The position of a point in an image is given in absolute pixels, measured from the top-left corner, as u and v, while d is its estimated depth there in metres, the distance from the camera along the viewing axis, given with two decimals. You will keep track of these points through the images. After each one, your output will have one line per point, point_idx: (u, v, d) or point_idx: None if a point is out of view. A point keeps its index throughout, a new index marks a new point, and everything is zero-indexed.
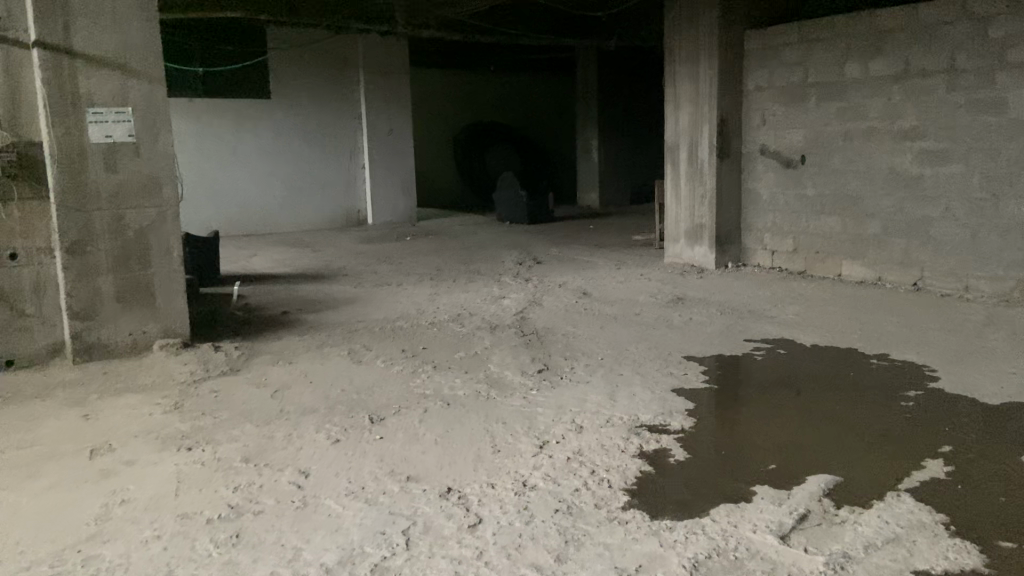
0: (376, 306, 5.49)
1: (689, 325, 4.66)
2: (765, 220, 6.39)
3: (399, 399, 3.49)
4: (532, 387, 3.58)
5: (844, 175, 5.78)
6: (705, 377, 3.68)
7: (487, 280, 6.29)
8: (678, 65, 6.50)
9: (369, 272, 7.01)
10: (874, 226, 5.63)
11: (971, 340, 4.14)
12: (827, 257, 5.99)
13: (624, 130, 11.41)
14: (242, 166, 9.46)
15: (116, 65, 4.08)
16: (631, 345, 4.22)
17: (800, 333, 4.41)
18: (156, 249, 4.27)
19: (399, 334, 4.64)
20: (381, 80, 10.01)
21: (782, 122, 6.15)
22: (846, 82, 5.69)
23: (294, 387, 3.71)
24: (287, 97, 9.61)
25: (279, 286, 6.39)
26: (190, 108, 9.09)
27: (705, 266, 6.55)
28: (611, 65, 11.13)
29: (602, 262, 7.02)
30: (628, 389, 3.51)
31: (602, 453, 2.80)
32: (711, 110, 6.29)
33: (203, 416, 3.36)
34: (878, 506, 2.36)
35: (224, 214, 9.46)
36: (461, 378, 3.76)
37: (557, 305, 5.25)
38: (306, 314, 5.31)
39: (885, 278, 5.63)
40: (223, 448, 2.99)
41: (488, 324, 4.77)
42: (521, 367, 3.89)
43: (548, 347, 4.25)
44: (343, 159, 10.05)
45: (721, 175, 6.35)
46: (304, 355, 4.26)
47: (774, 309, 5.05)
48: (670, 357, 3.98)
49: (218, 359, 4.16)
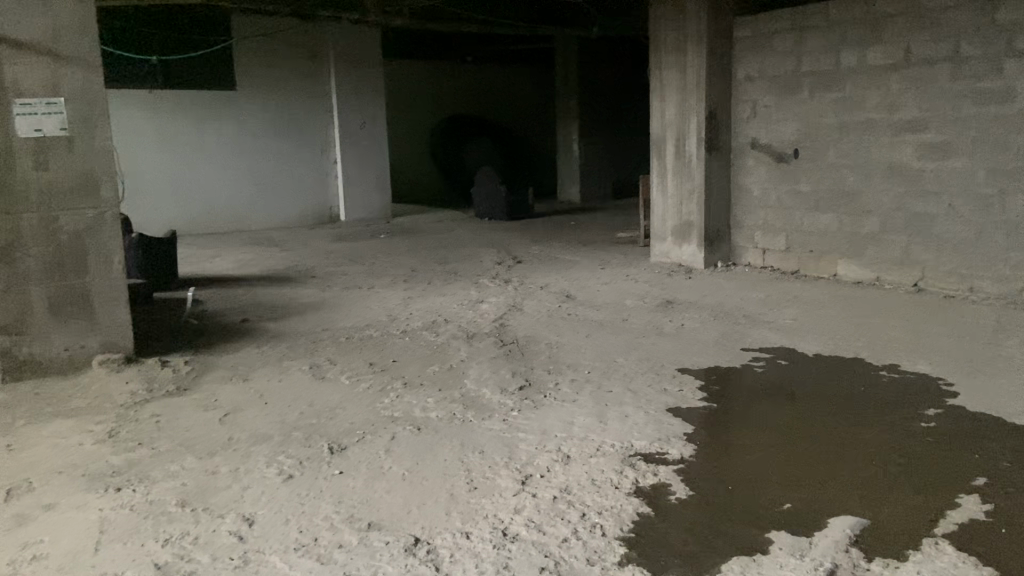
0: (344, 312, 5.11)
1: (681, 332, 4.32)
2: (756, 217, 6.08)
3: (363, 424, 3.12)
4: (512, 408, 3.22)
5: (840, 169, 5.47)
6: (703, 394, 3.34)
7: (464, 282, 5.92)
8: (663, 54, 6.16)
9: (339, 273, 6.61)
10: (872, 224, 5.33)
11: (985, 349, 3.84)
12: (822, 256, 5.69)
13: (606, 124, 11.08)
14: (208, 163, 9.01)
15: (44, 50, 3.65)
16: (620, 357, 3.87)
17: (801, 341, 4.09)
18: (94, 256, 3.86)
19: (367, 344, 4.26)
20: (353, 70, 9.56)
21: (774, 115, 5.83)
22: (842, 71, 5.38)
23: (246, 410, 3.32)
24: (254, 88, 9.15)
25: (242, 289, 5.98)
26: (152, 100, 8.63)
27: (693, 266, 6.23)
28: (593, 55, 10.76)
29: (586, 262, 6.67)
30: (619, 409, 3.16)
31: (593, 490, 2.46)
32: (699, 102, 5.96)
33: (138, 447, 2.98)
34: (914, 559, 2.03)
35: (189, 212, 8.99)
36: (435, 397, 3.39)
37: (539, 310, 4.90)
38: (268, 321, 4.92)
39: (884, 278, 5.33)
40: (158, 489, 2.61)
41: (464, 333, 4.41)
42: (500, 383, 3.52)
43: (529, 359, 3.89)
44: (314, 154, 9.62)
45: (710, 169, 6.03)
46: (261, 370, 3.87)
47: (770, 313, 4.73)
48: (663, 371, 3.64)
49: (164, 376, 3.76)
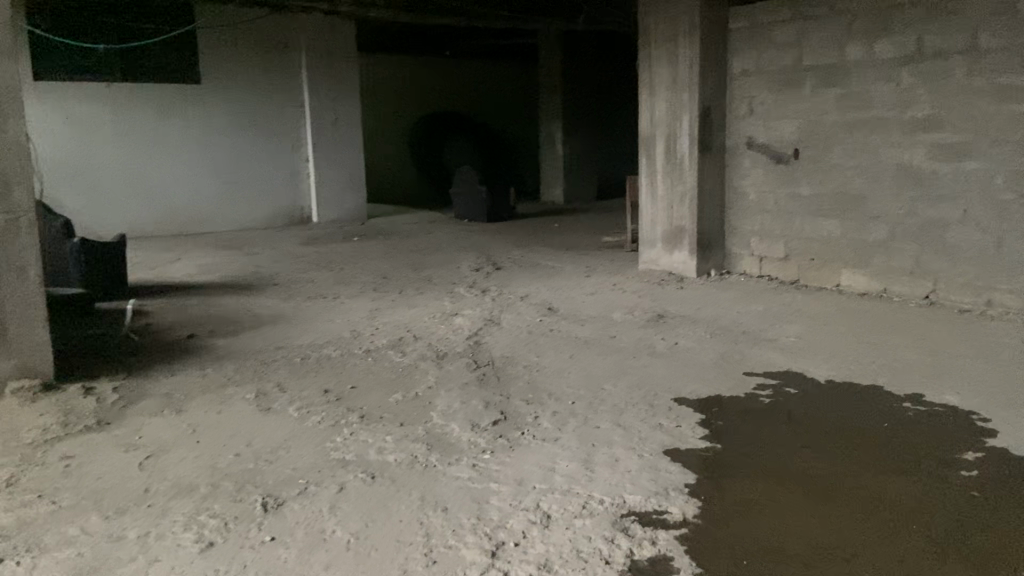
0: (304, 326, 4.62)
1: (675, 353, 3.88)
2: (752, 222, 5.66)
3: (307, 471, 2.65)
4: (483, 449, 2.77)
5: (845, 172, 5.06)
6: (704, 431, 2.90)
7: (438, 292, 5.46)
8: (653, 47, 5.73)
9: (304, 280, 6.12)
10: (880, 231, 4.92)
11: (1016, 375, 3.43)
12: (824, 265, 5.27)
13: (590, 123, 10.66)
14: (169, 160, 8.47)
15: None
16: (608, 384, 3.41)
17: (810, 365, 3.66)
18: (6, 267, 3.35)
19: (323, 367, 3.78)
20: (325, 63, 9.05)
21: (773, 112, 5.41)
22: (847, 66, 4.97)
23: (173, 451, 2.84)
24: (219, 82, 8.62)
25: (195, 299, 5.48)
26: (107, 93, 8.07)
27: (685, 275, 5.80)
28: (577, 50, 10.32)
29: (570, 269, 6.22)
30: (607, 452, 2.70)
31: (578, 567, 2.02)
32: (692, 98, 5.53)
33: (34, 501, 2.48)
34: None
35: (149, 212, 8.45)
36: (394, 435, 2.92)
37: (517, 326, 4.44)
38: (217, 337, 4.42)
39: (892, 290, 4.93)
40: (46, 562, 2.13)
41: (433, 353, 3.94)
42: (471, 418, 3.05)
43: (506, 386, 3.42)
44: (284, 152, 9.10)
45: (703, 171, 5.60)
46: (199, 400, 3.38)
47: (772, 330, 4.30)
48: (658, 402, 3.19)
49: (85, 408, 3.26)
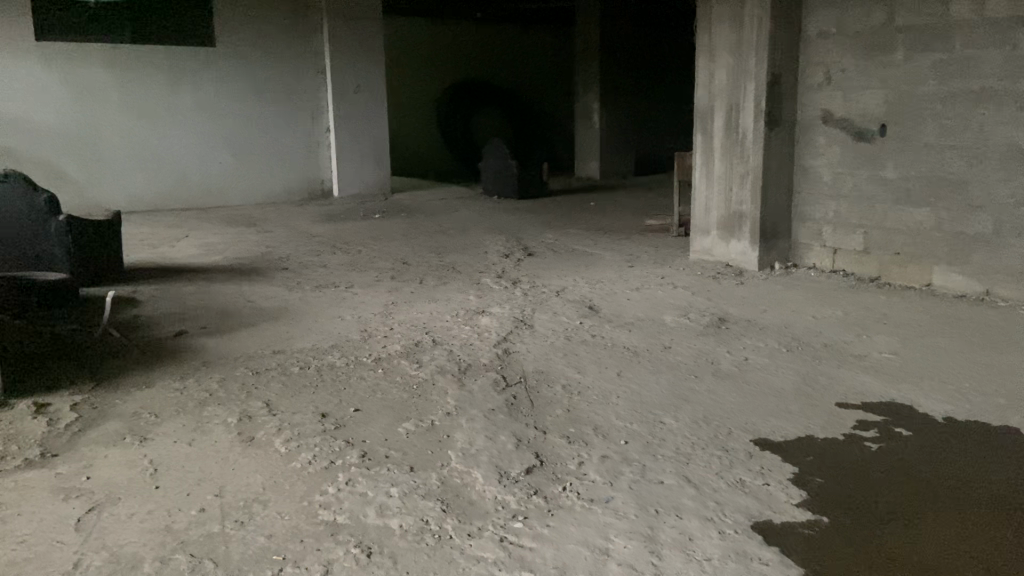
0: (306, 323, 4.02)
1: (745, 373, 3.20)
2: (825, 208, 4.91)
3: (287, 540, 2.04)
4: (516, 514, 2.14)
5: (941, 153, 4.29)
6: (801, 494, 2.23)
7: (462, 282, 4.82)
8: (715, 4, 4.98)
9: (315, 265, 5.51)
10: (983, 222, 4.17)
11: None
12: (912, 260, 4.53)
13: (630, 93, 9.90)
14: (179, 128, 7.88)
15: None
16: (666, 416, 2.76)
17: (914, 394, 2.97)
18: None
19: (323, 380, 3.18)
20: (345, 24, 8.36)
21: (855, 81, 4.64)
22: (950, 27, 4.18)
23: (124, 502, 2.25)
24: (233, 44, 7.97)
25: (191, 286, 4.89)
26: (113, 55, 7.49)
27: (744, 267, 5.09)
28: (617, 13, 9.52)
29: (611, 257, 5.53)
30: (677, 525, 2.06)
31: None
32: (759, 63, 4.78)
33: None
34: None
35: (159, 184, 7.91)
36: (401, 487, 2.29)
37: (553, 330, 3.78)
38: (207, 335, 3.84)
39: (995, 293, 4.19)
40: None
41: (454, 365, 3.30)
42: (498, 463, 2.42)
43: (540, 416, 2.78)
44: (303, 122, 8.47)
45: (770, 148, 4.86)
46: (171, 423, 2.79)
47: (859, 343, 3.59)
48: (733, 446, 2.53)
49: (31, 433, 2.68)
